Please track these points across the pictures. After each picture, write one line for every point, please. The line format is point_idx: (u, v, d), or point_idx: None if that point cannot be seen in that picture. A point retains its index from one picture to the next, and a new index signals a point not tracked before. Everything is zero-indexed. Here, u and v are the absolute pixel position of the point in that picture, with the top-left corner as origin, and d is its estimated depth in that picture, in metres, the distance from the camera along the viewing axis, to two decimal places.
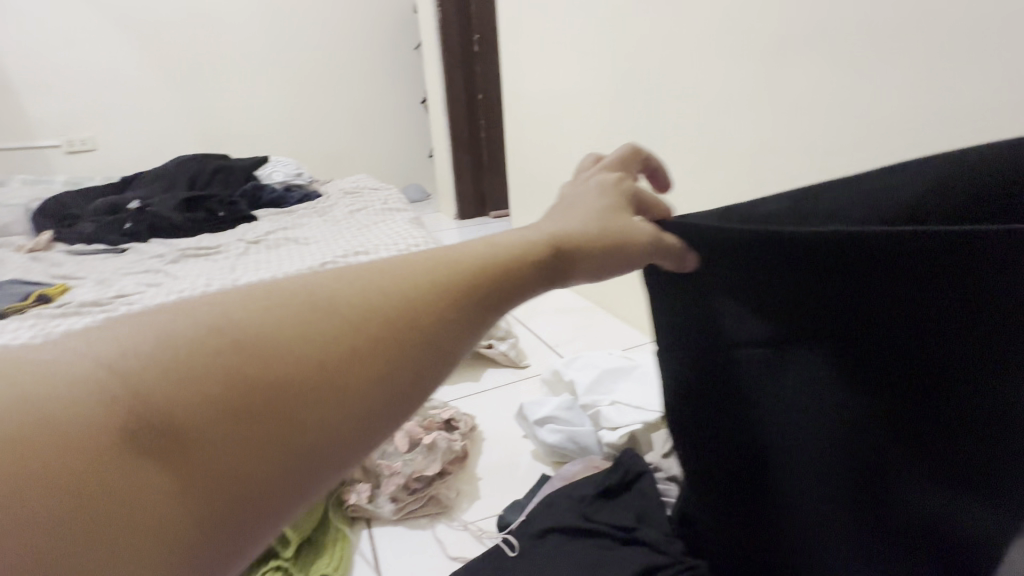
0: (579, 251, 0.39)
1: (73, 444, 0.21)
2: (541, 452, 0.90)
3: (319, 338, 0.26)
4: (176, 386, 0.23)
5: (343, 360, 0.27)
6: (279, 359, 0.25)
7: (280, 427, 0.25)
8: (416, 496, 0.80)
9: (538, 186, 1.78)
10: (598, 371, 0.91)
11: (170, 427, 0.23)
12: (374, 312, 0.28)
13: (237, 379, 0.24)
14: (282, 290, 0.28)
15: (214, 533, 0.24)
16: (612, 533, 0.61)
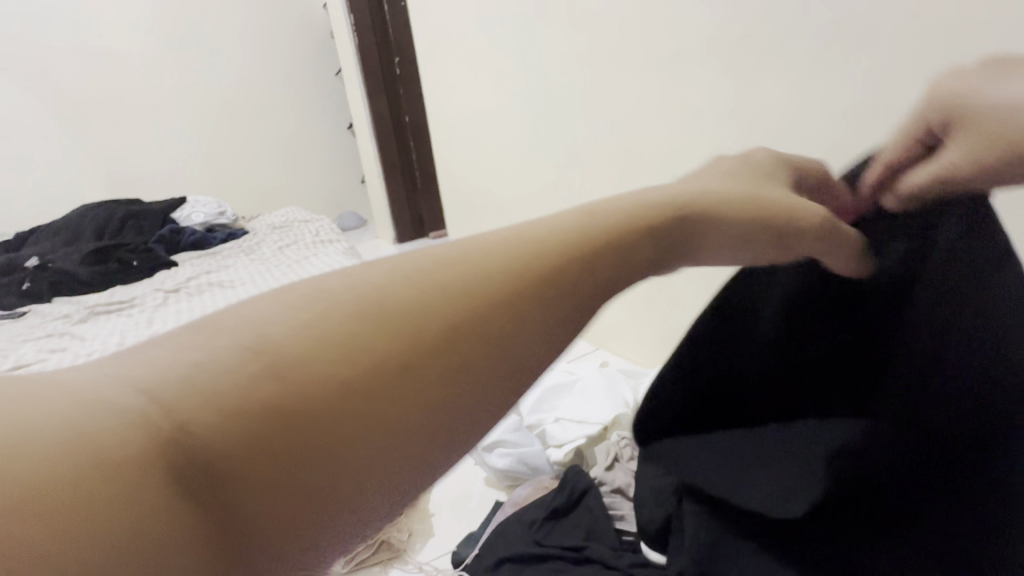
0: (717, 214, 0.27)
1: (78, 475, 0.15)
2: (492, 478, 0.89)
3: (330, 362, 0.18)
4: (218, 411, 0.17)
5: (373, 382, 0.18)
6: (300, 378, 0.18)
7: (328, 462, 0.17)
8: (365, 545, 0.76)
9: (472, 205, 1.79)
10: (541, 389, 0.92)
11: (214, 467, 0.17)
12: (369, 338, 0.19)
13: (280, 405, 0.17)
14: (324, 294, 0.20)
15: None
16: (565, 555, 0.60)
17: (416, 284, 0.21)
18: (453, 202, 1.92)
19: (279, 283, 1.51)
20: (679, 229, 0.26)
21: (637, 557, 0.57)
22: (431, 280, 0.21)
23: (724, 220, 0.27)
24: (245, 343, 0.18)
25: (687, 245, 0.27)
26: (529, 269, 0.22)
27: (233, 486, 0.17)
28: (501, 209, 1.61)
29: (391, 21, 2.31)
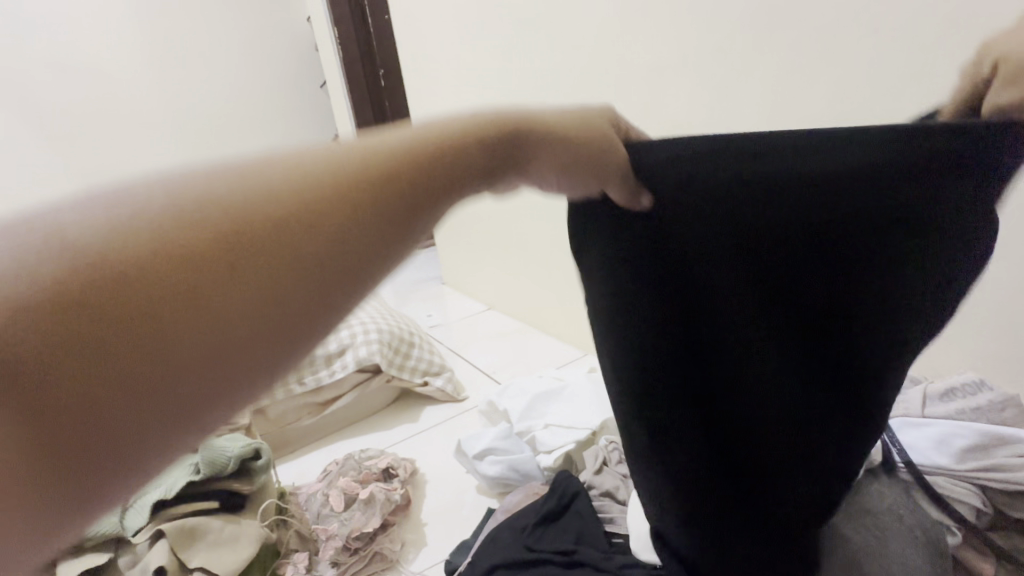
0: (536, 136, 0.35)
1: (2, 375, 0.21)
2: (484, 486, 0.90)
3: (221, 276, 0.24)
4: (108, 312, 0.22)
5: (249, 289, 0.25)
6: (192, 284, 0.23)
7: (209, 351, 0.24)
8: (357, 556, 0.76)
9: (458, 214, 1.79)
10: (530, 397, 0.93)
11: (92, 365, 0.22)
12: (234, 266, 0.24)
13: (146, 309, 0.23)
14: (189, 207, 0.25)
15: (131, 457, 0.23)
16: (555, 558, 0.61)
17: (282, 171, 0.27)
18: (441, 213, 1.93)
19: None
20: (507, 147, 0.34)
21: (627, 559, 0.58)
22: (278, 167, 0.27)
23: (545, 136, 0.35)
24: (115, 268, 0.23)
25: (515, 159, 0.35)
26: (374, 179, 0.28)
27: (109, 385, 0.22)
28: (489, 218, 1.62)
29: (375, 33, 2.31)
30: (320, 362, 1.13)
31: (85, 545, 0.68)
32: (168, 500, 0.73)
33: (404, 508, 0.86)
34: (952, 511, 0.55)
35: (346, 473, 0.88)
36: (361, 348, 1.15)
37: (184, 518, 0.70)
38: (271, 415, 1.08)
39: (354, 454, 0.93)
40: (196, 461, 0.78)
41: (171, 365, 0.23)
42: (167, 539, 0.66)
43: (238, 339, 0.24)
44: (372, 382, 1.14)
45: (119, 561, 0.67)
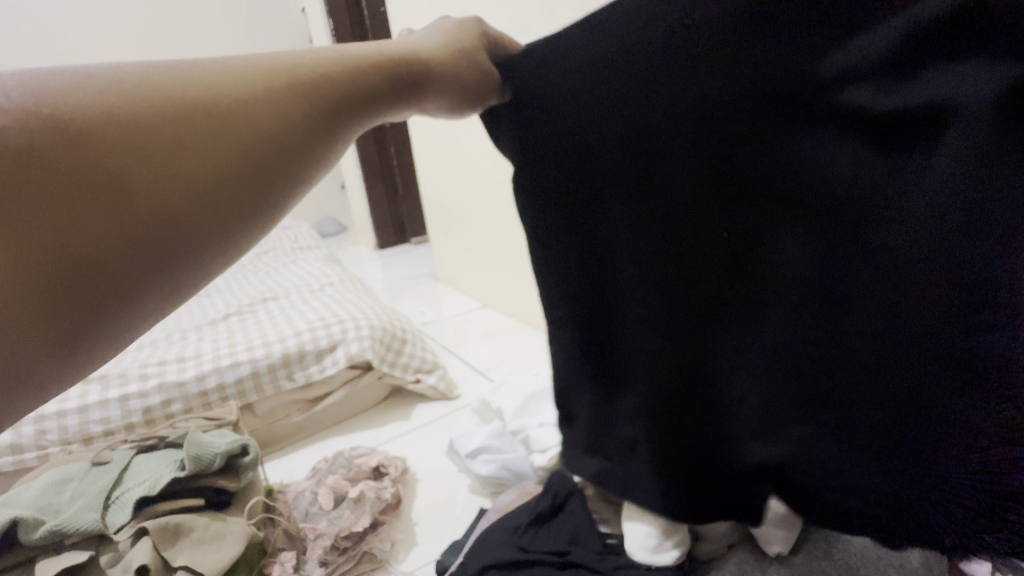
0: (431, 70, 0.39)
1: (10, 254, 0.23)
2: (476, 485, 0.88)
3: (182, 175, 0.27)
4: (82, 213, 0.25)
5: (205, 189, 0.27)
6: (168, 182, 0.26)
7: (169, 241, 0.26)
8: (346, 556, 0.75)
9: (454, 212, 1.79)
10: (524, 395, 0.91)
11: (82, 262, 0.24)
12: (198, 175, 0.27)
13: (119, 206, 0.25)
14: (124, 92, 0.27)
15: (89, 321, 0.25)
16: (549, 560, 0.60)
17: (199, 85, 0.29)
18: (434, 209, 1.92)
19: (257, 291, 1.48)
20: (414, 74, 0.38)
21: (621, 561, 0.58)
22: (204, 82, 0.29)
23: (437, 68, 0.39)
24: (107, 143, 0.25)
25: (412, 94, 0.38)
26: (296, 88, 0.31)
27: (96, 264, 0.25)
28: (485, 215, 1.61)
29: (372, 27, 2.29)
30: (310, 357, 1.11)
31: (64, 543, 0.65)
32: (151, 497, 0.71)
33: (394, 507, 0.85)
34: None
35: (335, 471, 0.87)
36: (352, 344, 1.13)
37: (167, 515, 0.68)
38: (259, 411, 1.06)
39: (344, 452, 0.92)
40: (181, 457, 0.75)
41: (127, 217, 0.25)
42: (150, 538, 0.65)
43: (198, 199, 0.27)
44: (363, 379, 1.13)
45: (100, 559, 0.65)
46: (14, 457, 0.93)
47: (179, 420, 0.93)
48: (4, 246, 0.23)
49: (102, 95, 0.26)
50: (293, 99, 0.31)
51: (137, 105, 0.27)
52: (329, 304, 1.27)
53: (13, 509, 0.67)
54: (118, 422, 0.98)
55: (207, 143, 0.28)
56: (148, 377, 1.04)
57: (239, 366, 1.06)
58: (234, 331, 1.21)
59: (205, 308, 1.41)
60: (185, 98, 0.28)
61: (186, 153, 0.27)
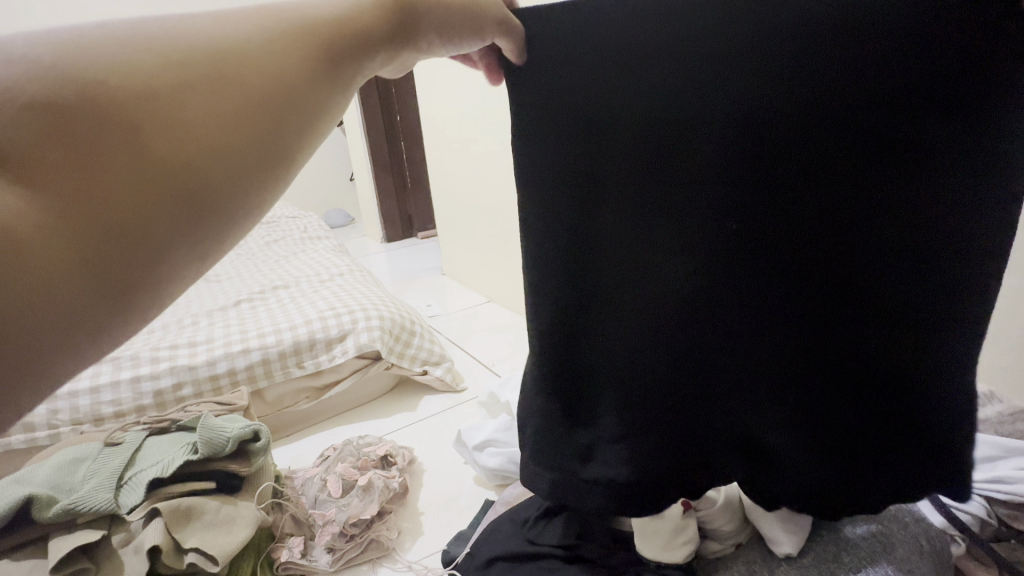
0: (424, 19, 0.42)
1: (52, 204, 0.26)
2: (483, 477, 0.89)
3: (201, 127, 0.29)
4: (104, 166, 0.27)
5: (217, 141, 0.30)
6: (189, 134, 0.29)
7: (183, 193, 0.29)
8: (354, 543, 0.76)
9: (463, 206, 1.79)
10: None
11: (99, 216, 0.27)
12: (217, 126, 0.30)
13: (140, 160, 0.28)
14: (150, 47, 0.29)
15: (111, 273, 0.27)
16: (556, 553, 0.61)
17: (223, 43, 0.32)
18: (444, 203, 1.92)
19: (266, 279, 1.49)
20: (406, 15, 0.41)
21: (631, 556, 0.58)
22: (224, 41, 0.32)
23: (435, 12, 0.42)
24: (136, 86, 0.28)
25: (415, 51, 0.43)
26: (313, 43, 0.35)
27: (113, 219, 0.27)
28: (494, 209, 1.60)
29: None
30: (320, 346, 1.11)
31: (76, 522, 0.66)
32: (163, 479, 0.71)
33: (401, 497, 0.85)
34: (957, 518, 0.55)
35: (344, 459, 0.87)
36: (362, 334, 1.13)
37: (179, 498, 0.69)
38: (269, 398, 1.07)
39: (353, 441, 0.92)
40: (193, 441, 0.75)
41: (156, 168, 0.28)
42: (162, 520, 0.65)
43: (210, 153, 0.30)
44: (371, 369, 1.13)
45: (113, 538, 0.67)
46: (26, 435, 0.94)
47: (190, 403, 0.94)
48: (40, 193, 0.25)
49: (153, 53, 0.29)
50: (306, 70, 0.35)
51: (165, 70, 0.29)
52: (340, 294, 1.27)
53: (27, 486, 0.68)
54: (129, 404, 0.99)
55: (239, 106, 0.31)
56: (159, 360, 1.04)
57: (250, 353, 1.07)
58: (244, 318, 1.21)
59: (216, 294, 1.42)
60: (228, 56, 0.32)
61: (226, 99, 0.31)
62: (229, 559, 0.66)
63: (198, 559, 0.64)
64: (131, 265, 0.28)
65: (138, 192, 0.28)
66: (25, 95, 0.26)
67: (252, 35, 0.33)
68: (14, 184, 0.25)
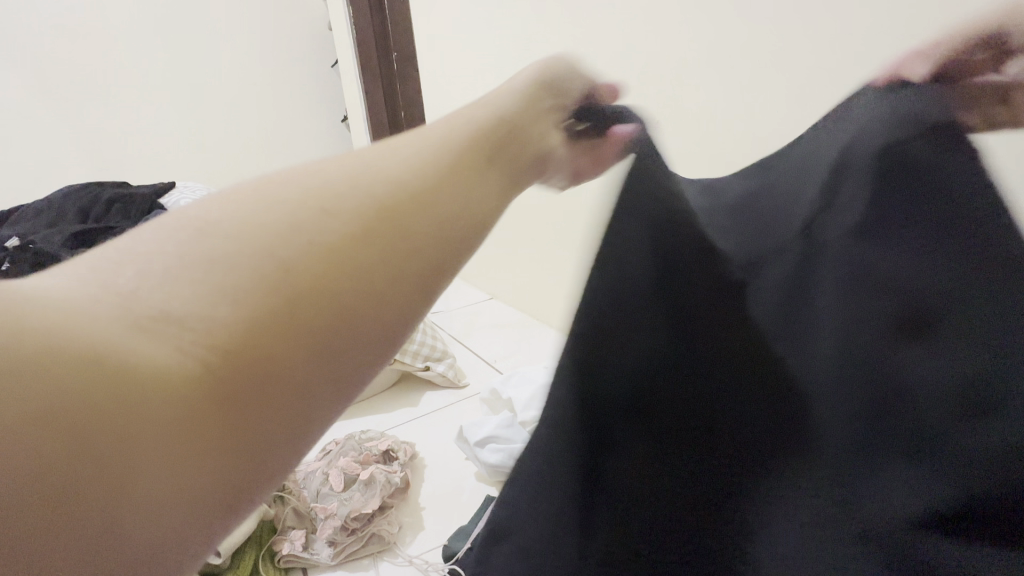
0: None
1: (172, 382, 0.22)
2: (483, 473, 0.89)
3: (362, 264, 0.27)
4: (258, 326, 0.24)
5: (366, 281, 0.27)
6: (347, 279, 0.26)
7: (333, 340, 0.25)
8: (355, 536, 0.76)
9: None
10: (534, 387, 0.91)
11: (233, 384, 0.23)
12: (366, 261, 0.27)
13: (287, 312, 0.24)
14: (333, 186, 0.28)
15: (249, 446, 0.23)
16: None
17: (397, 172, 0.30)
18: None
19: None
20: None
21: None
22: (401, 168, 0.30)
23: None
24: (299, 228, 0.26)
25: None
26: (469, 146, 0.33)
27: (256, 375, 0.23)
28: None
29: None
30: None
31: None
32: None
33: (402, 492, 0.85)
34: None
35: (346, 453, 0.88)
36: None
37: None
38: None
39: (355, 435, 0.93)
40: None
41: (315, 323, 0.25)
42: None
43: (362, 295, 0.26)
44: None
45: None
46: None
47: None
48: (177, 381, 0.22)
49: (339, 193, 0.28)
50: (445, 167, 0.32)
51: (349, 215, 0.27)
52: None
53: None
54: None
55: (400, 236, 0.28)
56: None
57: None
58: None
59: None
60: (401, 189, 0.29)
61: (361, 273, 0.27)
62: (232, 551, 0.67)
63: None
64: (272, 432, 0.24)
65: (296, 347, 0.24)
66: (214, 232, 0.25)
67: (421, 165, 0.31)
68: (142, 360, 0.21)
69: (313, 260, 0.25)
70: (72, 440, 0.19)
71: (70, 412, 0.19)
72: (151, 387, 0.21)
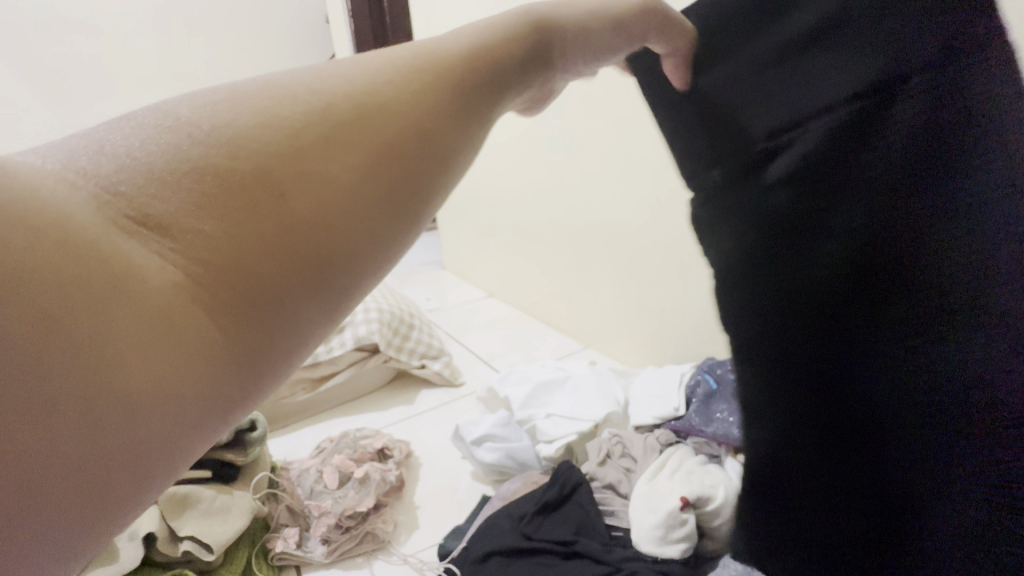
0: None
1: (135, 282, 0.17)
2: (479, 472, 0.89)
3: (332, 162, 0.20)
4: (226, 217, 0.18)
5: (353, 172, 0.20)
6: (327, 176, 0.20)
7: (324, 246, 0.20)
8: (349, 534, 0.75)
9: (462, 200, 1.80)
10: (532, 386, 0.90)
11: (227, 276, 0.18)
12: (343, 153, 0.20)
13: (262, 199, 0.19)
14: (304, 79, 0.21)
15: (240, 370, 0.19)
16: (554, 550, 0.60)
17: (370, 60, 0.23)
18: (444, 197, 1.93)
19: None
20: None
21: (629, 553, 0.57)
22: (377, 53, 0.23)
23: None
24: (254, 117, 0.20)
25: None
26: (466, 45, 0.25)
27: (246, 280, 0.18)
28: (495, 203, 1.61)
29: None
30: None
31: None
32: None
33: (397, 490, 0.85)
34: None
35: (341, 451, 0.87)
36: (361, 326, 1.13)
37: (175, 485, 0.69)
38: None
39: (350, 433, 0.92)
40: None
41: (297, 222, 0.19)
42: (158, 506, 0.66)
43: (353, 193, 0.20)
44: (370, 362, 1.13)
45: None
46: None
47: None
48: (138, 275, 0.17)
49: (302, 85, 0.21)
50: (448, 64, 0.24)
51: (314, 101, 0.21)
52: None
53: None
54: None
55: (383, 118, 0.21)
56: None
57: None
58: None
59: None
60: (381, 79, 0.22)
61: (340, 173, 0.20)
62: (226, 548, 0.66)
63: (194, 547, 0.64)
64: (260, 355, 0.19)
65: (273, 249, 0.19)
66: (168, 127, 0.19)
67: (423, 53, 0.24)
68: (102, 249, 0.17)
69: (281, 156, 0.19)
70: (33, 340, 0.16)
71: (55, 296, 0.16)
72: (116, 275, 0.17)
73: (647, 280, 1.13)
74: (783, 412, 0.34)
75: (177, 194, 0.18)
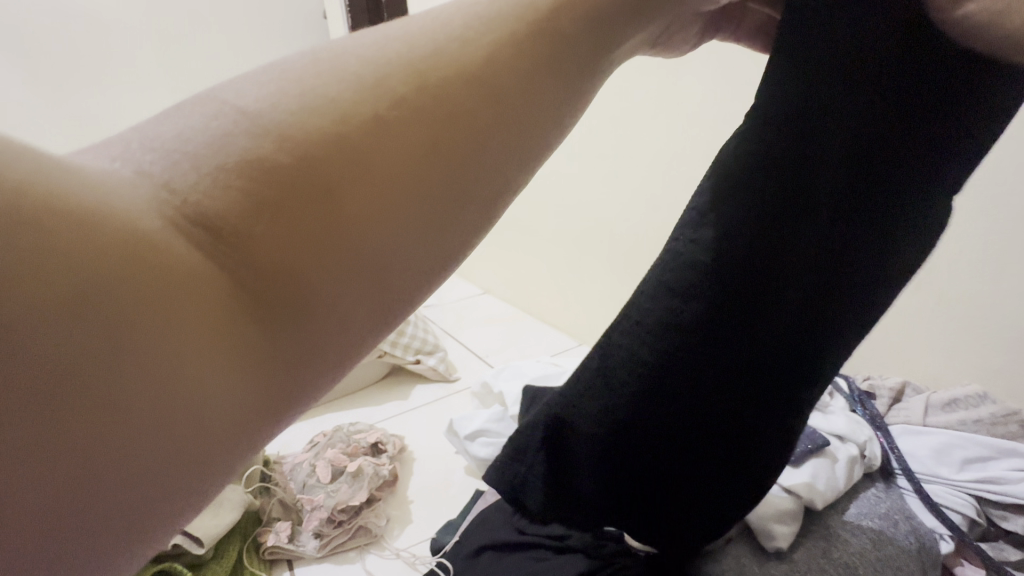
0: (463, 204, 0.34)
1: (181, 279, 0.17)
2: (473, 468, 0.88)
3: (388, 168, 0.20)
4: (276, 215, 0.18)
5: (398, 175, 0.20)
6: (376, 164, 0.20)
7: (363, 254, 0.19)
8: (342, 528, 0.75)
9: None
10: (526, 381, 0.90)
11: (275, 276, 0.18)
12: (405, 148, 0.20)
13: (307, 203, 0.18)
14: (366, 63, 0.20)
15: (279, 377, 0.19)
16: (544, 543, 0.60)
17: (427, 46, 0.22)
18: None
19: None
20: None
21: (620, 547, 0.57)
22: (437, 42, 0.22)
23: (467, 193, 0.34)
24: (300, 106, 0.19)
25: None
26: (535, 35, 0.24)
27: (301, 283, 0.18)
28: None
29: None
30: None
31: None
32: None
33: (390, 485, 0.84)
34: (946, 518, 0.55)
35: (334, 445, 0.87)
36: None
37: None
38: None
39: (342, 427, 0.91)
40: None
41: (353, 228, 0.19)
42: None
43: (403, 194, 0.20)
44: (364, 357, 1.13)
45: None
46: None
47: None
48: (179, 270, 0.17)
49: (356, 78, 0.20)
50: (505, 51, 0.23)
51: (368, 90, 0.20)
52: None
53: None
54: None
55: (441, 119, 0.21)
56: None
57: None
58: None
59: None
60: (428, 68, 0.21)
61: (390, 175, 0.20)
62: (216, 542, 0.65)
63: (184, 541, 0.64)
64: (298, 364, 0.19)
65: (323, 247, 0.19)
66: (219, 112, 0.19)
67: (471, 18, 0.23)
68: (144, 238, 0.16)
69: (328, 150, 0.19)
70: (79, 331, 0.15)
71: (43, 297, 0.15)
72: (161, 267, 0.16)
73: (642, 276, 1.13)
74: (700, 381, 0.42)
75: (225, 189, 0.18)
